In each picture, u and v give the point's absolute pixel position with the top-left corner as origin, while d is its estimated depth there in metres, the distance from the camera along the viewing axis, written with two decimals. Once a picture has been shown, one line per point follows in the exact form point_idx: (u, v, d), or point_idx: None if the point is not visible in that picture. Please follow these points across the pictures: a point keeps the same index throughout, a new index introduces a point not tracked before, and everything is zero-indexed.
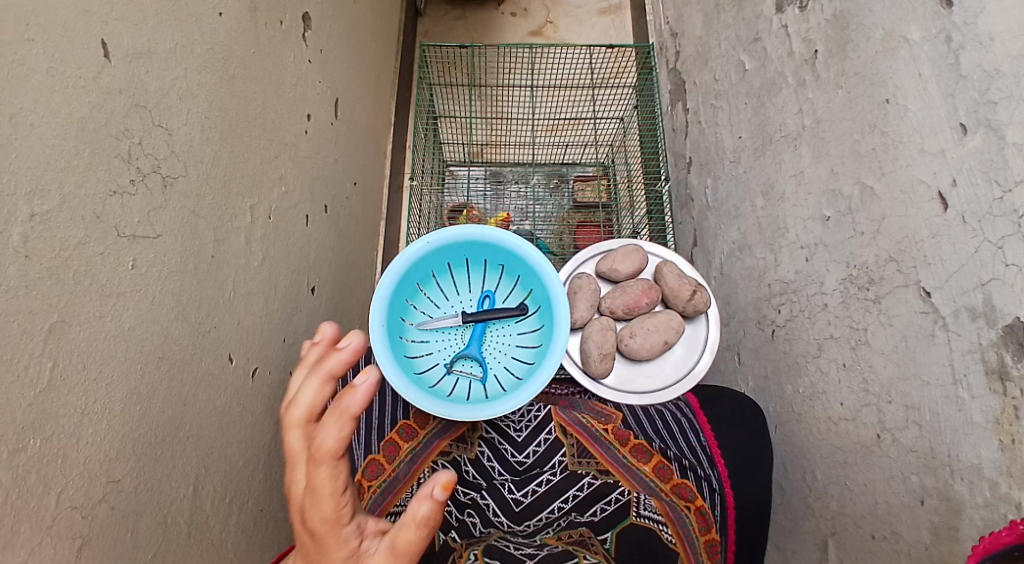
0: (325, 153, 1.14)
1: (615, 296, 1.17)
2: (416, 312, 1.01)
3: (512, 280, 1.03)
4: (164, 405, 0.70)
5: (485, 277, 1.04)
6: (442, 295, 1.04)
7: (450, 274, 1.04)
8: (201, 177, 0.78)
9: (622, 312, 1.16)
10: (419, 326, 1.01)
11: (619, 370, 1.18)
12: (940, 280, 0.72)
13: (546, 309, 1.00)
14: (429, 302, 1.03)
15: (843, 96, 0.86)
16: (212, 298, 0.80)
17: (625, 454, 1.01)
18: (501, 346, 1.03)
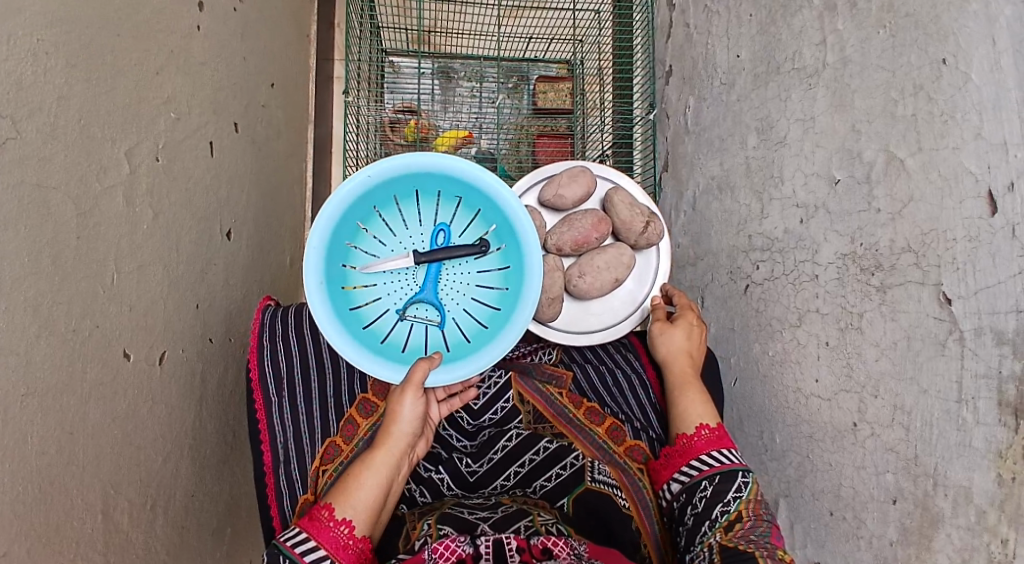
0: (236, 53, 0.90)
1: (562, 229, 0.99)
2: (357, 253, 0.85)
3: (470, 213, 0.87)
4: (41, 444, 0.57)
5: (439, 207, 0.87)
6: (387, 231, 0.86)
7: (396, 205, 0.86)
8: (45, 132, 0.56)
9: (570, 249, 0.98)
10: (362, 270, 0.85)
11: (569, 310, 1.05)
12: (967, 289, 0.63)
13: (514, 249, 0.87)
14: (372, 240, 0.85)
15: (885, 39, 0.72)
16: (85, 290, 0.61)
17: (578, 416, 0.97)
18: (458, 286, 0.87)
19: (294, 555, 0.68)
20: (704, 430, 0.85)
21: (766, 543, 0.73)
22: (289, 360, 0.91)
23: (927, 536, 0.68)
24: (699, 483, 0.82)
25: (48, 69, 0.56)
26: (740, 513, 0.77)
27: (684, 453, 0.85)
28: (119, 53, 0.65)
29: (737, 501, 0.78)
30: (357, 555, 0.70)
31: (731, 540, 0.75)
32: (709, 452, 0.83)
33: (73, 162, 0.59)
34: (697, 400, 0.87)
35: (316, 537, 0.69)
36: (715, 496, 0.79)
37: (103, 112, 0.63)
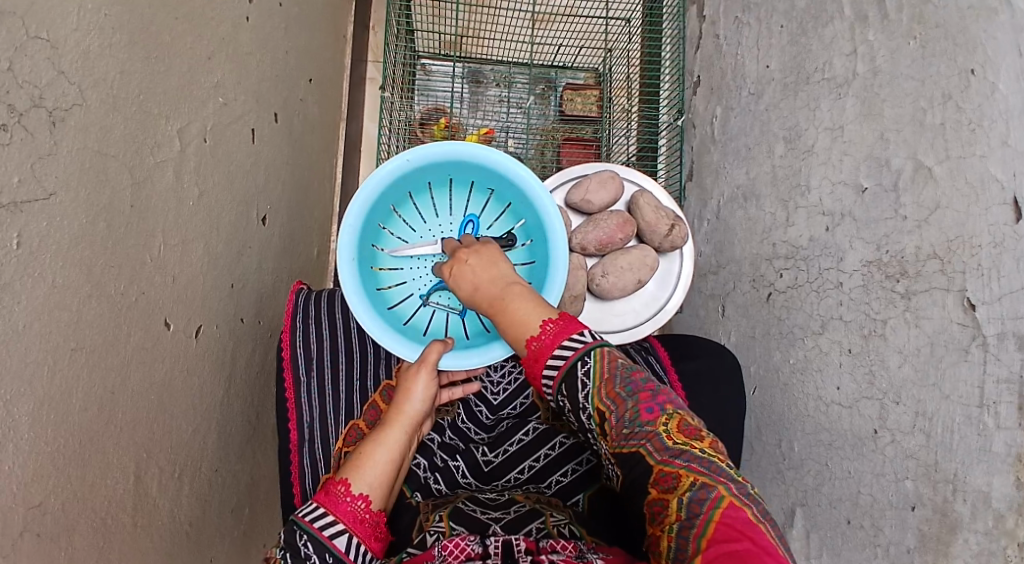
0: (279, 46, 0.94)
1: (587, 230, 1.01)
2: (389, 237, 0.89)
3: (502, 208, 0.90)
4: (83, 402, 0.59)
5: (472, 199, 0.90)
6: (419, 219, 0.90)
7: (431, 194, 0.89)
8: (107, 104, 0.59)
9: (594, 249, 1.01)
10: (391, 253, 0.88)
11: (589, 309, 1.06)
12: (992, 295, 0.64)
13: (540, 241, 0.89)
14: (404, 226, 0.89)
15: (915, 50, 0.73)
16: (132, 257, 0.64)
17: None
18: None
19: (311, 529, 0.67)
20: (545, 326, 0.67)
21: (644, 430, 0.60)
22: (320, 342, 0.95)
23: (946, 543, 0.67)
24: (560, 400, 0.65)
25: (112, 43, 0.59)
26: (601, 410, 0.62)
27: (539, 356, 0.66)
28: (174, 36, 0.68)
29: (590, 400, 0.63)
30: (373, 528, 0.70)
31: (617, 446, 0.61)
32: (549, 358, 0.65)
33: (130, 134, 0.62)
34: (527, 303, 0.69)
35: (332, 510, 0.69)
36: (573, 405, 0.64)
37: (158, 90, 0.66)
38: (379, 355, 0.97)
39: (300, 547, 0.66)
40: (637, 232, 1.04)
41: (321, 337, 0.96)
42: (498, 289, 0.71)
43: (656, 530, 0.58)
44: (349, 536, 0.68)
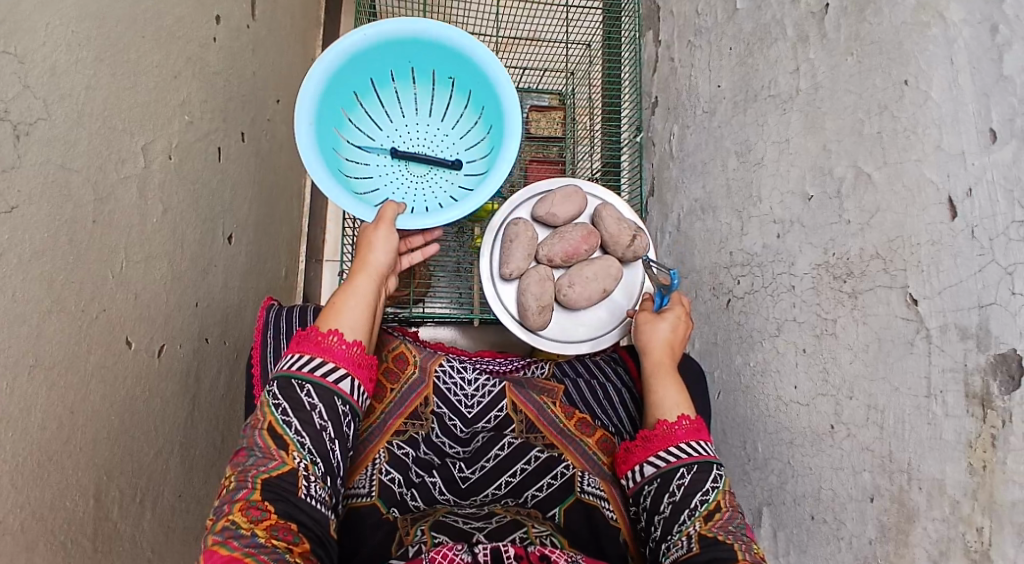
0: (247, 67, 0.95)
1: (553, 242, 1.04)
2: (354, 130, 1.00)
3: (464, 97, 1.03)
4: (43, 419, 0.58)
5: (434, 92, 1.03)
6: (383, 116, 1.02)
7: (395, 86, 1.01)
8: (73, 119, 0.59)
9: (560, 260, 1.04)
10: (356, 145, 1.00)
11: (558, 319, 1.08)
12: (932, 290, 0.67)
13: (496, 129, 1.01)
14: (369, 122, 1.01)
15: (853, 65, 0.78)
16: (95, 272, 0.64)
17: (568, 426, 1.00)
18: (445, 176, 1.03)
19: (311, 377, 0.72)
20: (682, 419, 0.82)
21: (744, 535, 0.72)
22: (289, 358, 0.93)
23: (905, 531, 0.70)
24: (675, 469, 0.78)
25: (79, 60, 0.60)
26: (718, 502, 0.75)
27: (659, 439, 0.82)
28: (141, 54, 0.69)
29: (715, 490, 0.76)
30: (358, 360, 0.75)
31: (712, 530, 0.72)
32: (686, 442, 0.80)
33: (96, 149, 0.63)
34: (670, 387, 0.86)
35: (327, 357, 0.73)
36: (693, 484, 0.77)
37: (124, 106, 0.67)
38: None
39: (303, 396, 0.70)
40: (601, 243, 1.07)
41: (290, 352, 0.93)
42: (656, 360, 0.89)
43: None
44: (345, 373, 0.74)
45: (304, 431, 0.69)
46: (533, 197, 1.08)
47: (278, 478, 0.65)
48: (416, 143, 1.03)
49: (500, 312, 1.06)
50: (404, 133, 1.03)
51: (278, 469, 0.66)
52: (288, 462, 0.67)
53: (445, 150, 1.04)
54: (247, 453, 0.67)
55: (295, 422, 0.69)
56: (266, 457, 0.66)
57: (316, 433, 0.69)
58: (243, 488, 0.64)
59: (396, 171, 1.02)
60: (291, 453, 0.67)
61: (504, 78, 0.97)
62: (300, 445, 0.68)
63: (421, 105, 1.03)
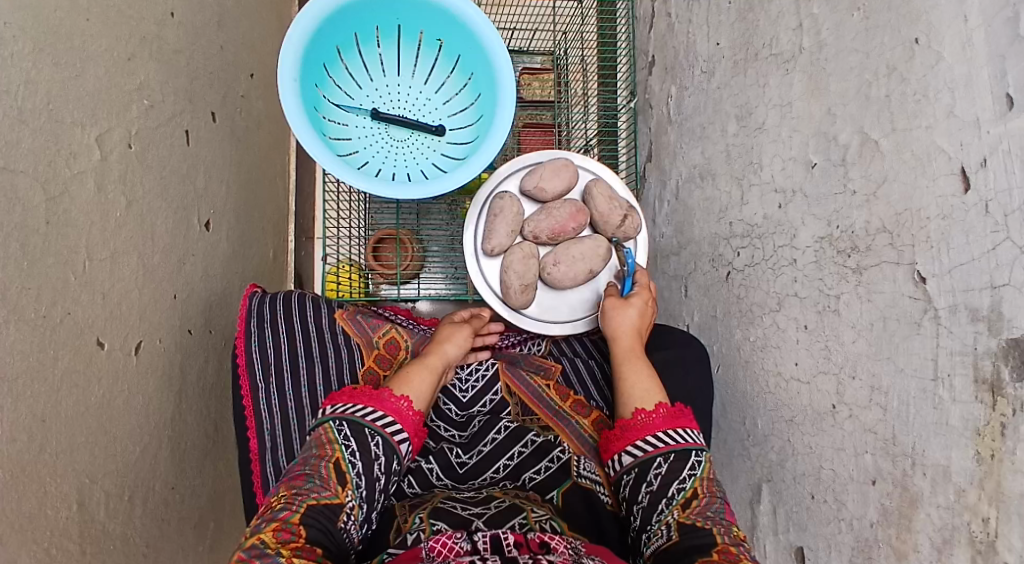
0: (214, 42, 0.90)
1: (541, 219, 1.03)
2: (334, 86, 0.93)
3: (451, 61, 0.97)
4: (10, 433, 0.56)
5: (421, 51, 0.96)
6: (365, 74, 0.96)
7: (378, 46, 0.95)
8: (12, 116, 0.56)
9: (547, 237, 1.03)
10: (336, 103, 0.93)
11: (543, 298, 1.08)
12: (942, 268, 0.63)
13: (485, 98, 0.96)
14: (349, 79, 0.94)
15: (859, 22, 0.72)
16: (53, 276, 0.61)
17: (565, 407, 0.99)
18: (428, 143, 0.97)
19: (378, 429, 0.74)
20: (660, 407, 0.80)
21: (723, 521, 0.69)
22: (277, 346, 0.93)
23: (907, 516, 0.67)
24: (653, 459, 0.76)
25: (13, 51, 0.55)
26: (696, 489, 0.73)
27: (636, 430, 0.79)
28: (87, 39, 0.64)
29: (692, 478, 0.74)
30: (418, 426, 0.78)
31: (690, 517, 0.70)
32: (663, 430, 0.78)
33: (41, 146, 0.59)
34: (642, 369, 0.86)
35: (396, 417, 0.76)
36: (671, 473, 0.74)
37: (72, 97, 0.63)
38: (337, 357, 0.95)
39: (371, 445, 0.72)
40: (592, 222, 1.06)
41: (277, 340, 0.93)
42: (627, 348, 0.90)
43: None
44: (406, 435, 0.76)
45: (362, 476, 0.70)
46: (521, 171, 1.07)
47: (324, 508, 0.66)
48: (397, 108, 0.97)
49: (482, 286, 1.06)
50: (387, 95, 0.97)
51: (327, 501, 0.67)
52: (339, 498, 0.67)
53: (427, 115, 0.98)
54: (304, 478, 0.68)
55: (357, 466, 0.70)
56: (322, 485, 0.67)
57: (370, 481, 0.71)
58: (287, 510, 0.64)
59: (376, 134, 0.96)
60: (343, 490, 0.68)
61: (499, 43, 0.92)
62: (355, 486, 0.69)
63: (404, 67, 0.97)
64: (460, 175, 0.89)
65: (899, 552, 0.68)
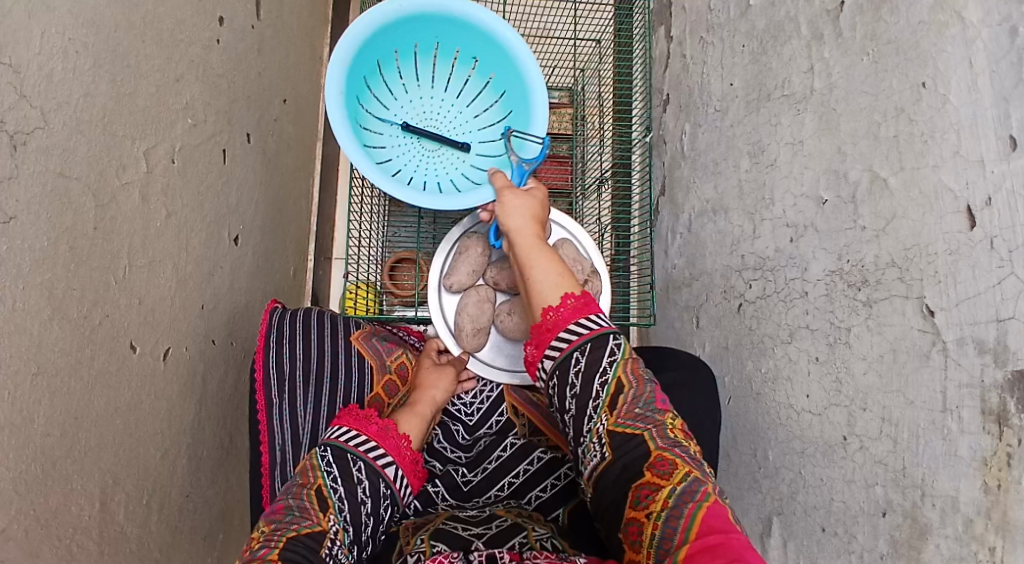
0: (252, 67, 0.95)
1: (504, 267, 1.07)
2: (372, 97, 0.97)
3: (483, 78, 1.02)
4: (45, 427, 0.58)
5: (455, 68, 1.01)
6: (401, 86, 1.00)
7: (415, 58, 1.00)
8: (70, 126, 0.59)
9: (506, 287, 1.06)
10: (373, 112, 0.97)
11: (494, 343, 1.10)
12: (949, 301, 0.65)
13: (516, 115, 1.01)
14: (386, 90, 0.99)
15: (869, 65, 0.75)
16: (96, 279, 0.64)
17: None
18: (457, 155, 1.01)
19: (361, 454, 0.77)
20: (568, 299, 0.77)
21: (654, 419, 0.67)
22: (293, 362, 0.95)
23: (917, 548, 0.68)
24: (569, 357, 0.73)
25: (76, 67, 0.59)
26: (620, 382, 0.71)
27: (548, 331, 0.76)
28: (141, 59, 0.69)
29: (613, 367, 0.71)
30: (413, 465, 0.82)
31: (619, 422, 0.68)
32: (574, 322, 0.75)
33: (94, 156, 0.62)
34: (546, 265, 0.82)
35: (380, 442, 0.80)
36: (591, 366, 0.72)
37: (124, 112, 0.66)
38: (350, 378, 0.98)
39: (354, 470, 0.75)
40: None
41: (294, 356, 0.95)
42: (530, 241, 0.85)
43: (641, 515, 0.61)
44: (392, 461, 0.79)
45: (345, 500, 0.72)
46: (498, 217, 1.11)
47: (307, 537, 0.66)
48: (430, 120, 1.02)
49: (437, 318, 1.08)
50: (419, 107, 1.01)
51: (312, 528, 0.67)
52: (322, 525, 0.68)
53: (461, 127, 1.03)
54: (285, 512, 0.69)
55: (340, 490, 0.73)
56: (301, 516, 0.68)
57: (355, 506, 0.73)
58: (266, 547, 0.64)
59: (408, 144, 1.00)
60: (326, 516, 0.70)
61: (534, 62, 0.97)
62: (338, 511, 0.71)
63: (439, 81, 1.02)
64: None
65: None
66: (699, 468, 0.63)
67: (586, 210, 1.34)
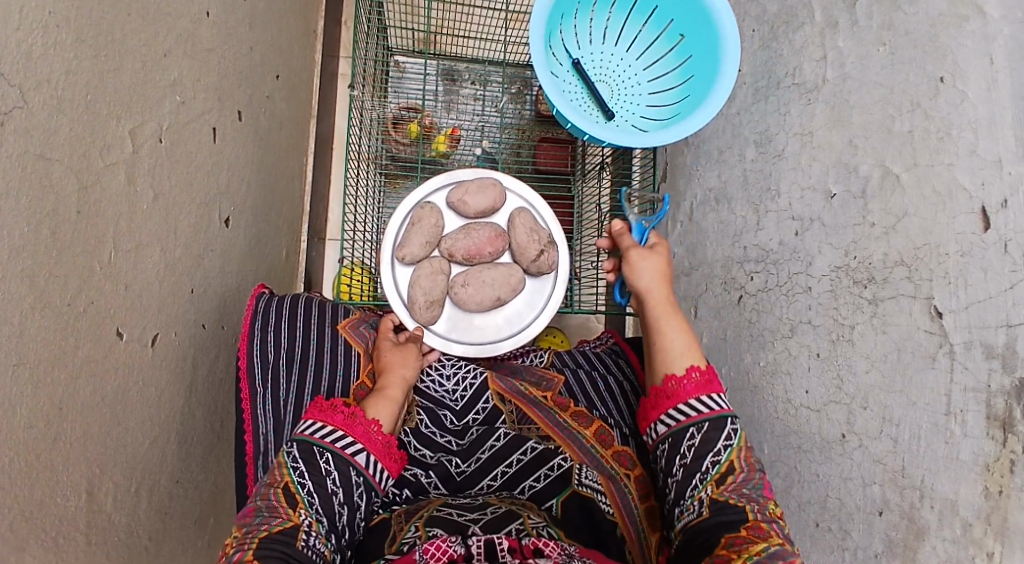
0: (243, 41, 0.91)
1: (457, 237, 1.00)
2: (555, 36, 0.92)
3: (672, 39, 0.96)
4: (29, 419, 0.56)
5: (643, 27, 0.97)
6: (592, 36, 0.97)
7: (636, 21, 0.97)
8: (51, 105, 0.56)
9: (461, 258, 0.99)
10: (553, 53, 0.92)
11: (451, 316, 1.03)
12: (959, 303, 0.63)
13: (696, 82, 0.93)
14: (574, 36, 0.95)
15: (884, 57, 0.73)
16: (80, 265, 0.61)
17: (565, 418, 0.99)
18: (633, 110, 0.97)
19: (328, 446, 0.75)
20: (693, 372, 0.80)
21: (757, 498, 0.72)
22: (277, 351, 0.93)
23: (913, 548, 0.67)
24: (685, 429, 0.77)
25: (56, 42, 0.56)
26: (733, 463, 0.75)
27: (670, 398, 0.80)
28: (126, 33, 0.65)
29: (728, 450, 0.75)
30: (387, 448, 0.79)
31: (723, 494, 0.73)
32: (696, 398, 0.78)
33: (76, 137, 0.59)
34: (678, 329, 0.85)
35: (347, 431, 0.77)
36: (704, 445, 0.76)
37: (108, 90, 0.63)
38: (335, 366, 0.95)
39: (321, 463, 0.74)
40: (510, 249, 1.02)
41: (278, 345, 0.94)
42: (663, 298, 0.88)
43: (730, 554, 0.67)
44: (361, 447, 0.77)
45: (315, 493, 0.72)
46: (448, 183, 1.03)
47: (278, 536, 0.67)
48: (603, 76, 0.97)
49: (390, 293, 1.00)
50: (605, 60, 0.98)
51: (281, 526, 0.68)
52: (293, 520, 0.69)
53: (631, 88, 0.98)
54: (255, 513, 0.70)
55: (309, 483, 0.72)
56: (271, 515, 0.69)
57: (326, 497, 0.72)
58: (240, 550, 0.66)
59: (579, 91, 0.96)
60: (296, 512, 0.70)
61: (732, 30, 0.88)
62: (308, 504, 0.71)
63: (622, 38, 0.98)
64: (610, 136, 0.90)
65: None
66: (791, 544, 0.68)
67: (587, 195, 1.30)
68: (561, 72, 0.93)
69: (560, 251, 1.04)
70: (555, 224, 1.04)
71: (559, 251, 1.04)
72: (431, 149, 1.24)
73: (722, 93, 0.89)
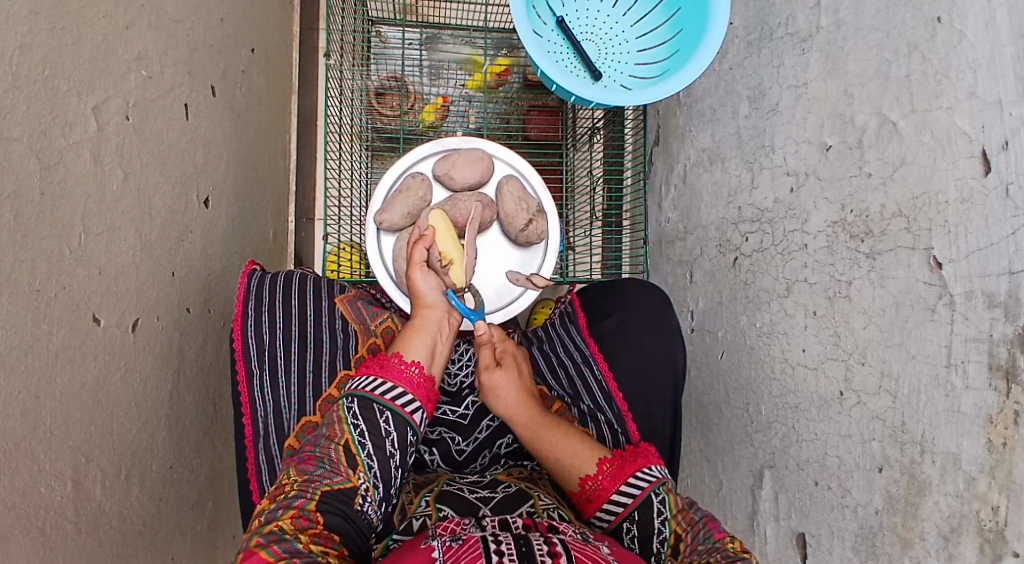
0: (213, 14, 0.88)
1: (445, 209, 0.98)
2: None
3: None
4: (4, 407, 0.54)
5: None
6: None
7: None
8: (6, 81, 0.53)
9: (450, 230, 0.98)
10: (536, 12, 0.90)
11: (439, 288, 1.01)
12: (959, 252, 0.61)
13: (687, 36, 0.90)
14: None
15: (879, 0, 0.71)
16: (48, 248, 0.59)
17: None
18: (619, 67, 0.94)
19: (389, 404, 0.74)
20: (603, 466, 0.78)
21: (715, 546, 0.66)
22: (273, 331, 0.91)
23: (914, 504, 0.66)
24: (620, 525, 0.74)
25: (8, 15, 0.53)
26: (677, 533, 0.71)
27: (592, 501, 0.76)
28: (83, 4, 0.63)
29: (666, 523, 0.72)
30: (429, 392, 0.78)
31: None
32: (617, 490, 0.75)
33: (36, 114, 0.57)
34: (559, 436, 0.81)
35: (408, 388, 0.75)
36: (644, 532, 0.72)
37: (68, 64, 0.61)
38: (335, 341, 0.93)
39: (382, 423, 0.72)
40: (499, 221, 1.01)
41: (274, 323, 0.92)
42: (529, 419, 0.83)
43: None
44: (418, 404, 0.76)
45: (375, 456, 0.71)
46: (437, 154, 1.02)
47: (339, 494, 0.67)
48: (589, 33, 0.94)
49: (377, 265, 0.99)
50: (590, 16, 0.94)
51: (342, 485, 0.68)
52: (352, 482, 0.69)
53: (618, 46, 0.95)
54: (316, 464, 0.69)
55: (369, 446, 0.71)
56: (333, 471, 0.68)
57: (384, 460, 0.72)
58: (301, 497, 0.65)
59: (563, 50, 0.93)
60: (355, 473, 0.69)
61: None
62: (367, 468, 0.70)
63: None
64: (599, 95, 0.88)
65: (905, 540, 0.66)
66: None
67: (578, 163, 1.29)
68: (545, 33, 0.91)
69: (551, 223, 1.02)
70: (546, 195, 1.02)
71: (549, 225, 1.02)
72: (417, 123, 1.23)
73: (711, 49, 0.86)
